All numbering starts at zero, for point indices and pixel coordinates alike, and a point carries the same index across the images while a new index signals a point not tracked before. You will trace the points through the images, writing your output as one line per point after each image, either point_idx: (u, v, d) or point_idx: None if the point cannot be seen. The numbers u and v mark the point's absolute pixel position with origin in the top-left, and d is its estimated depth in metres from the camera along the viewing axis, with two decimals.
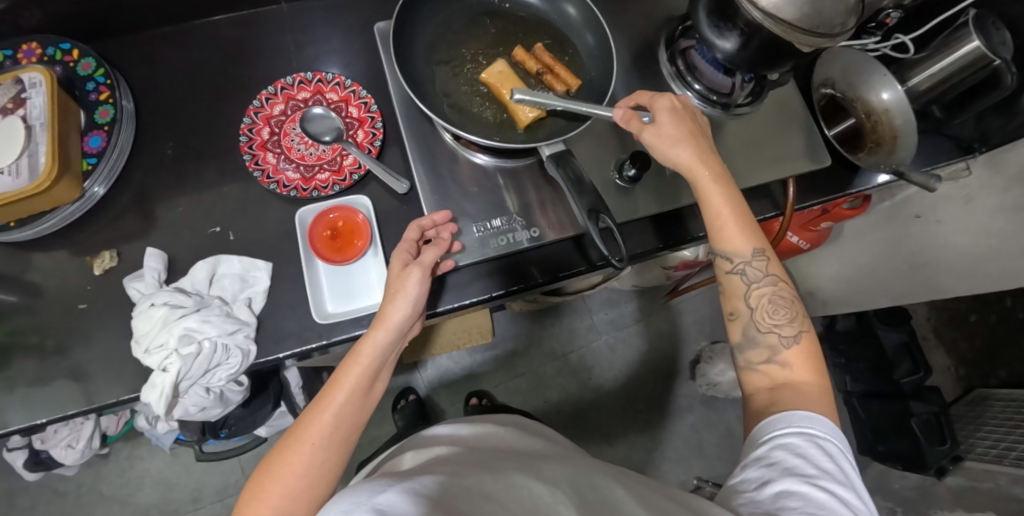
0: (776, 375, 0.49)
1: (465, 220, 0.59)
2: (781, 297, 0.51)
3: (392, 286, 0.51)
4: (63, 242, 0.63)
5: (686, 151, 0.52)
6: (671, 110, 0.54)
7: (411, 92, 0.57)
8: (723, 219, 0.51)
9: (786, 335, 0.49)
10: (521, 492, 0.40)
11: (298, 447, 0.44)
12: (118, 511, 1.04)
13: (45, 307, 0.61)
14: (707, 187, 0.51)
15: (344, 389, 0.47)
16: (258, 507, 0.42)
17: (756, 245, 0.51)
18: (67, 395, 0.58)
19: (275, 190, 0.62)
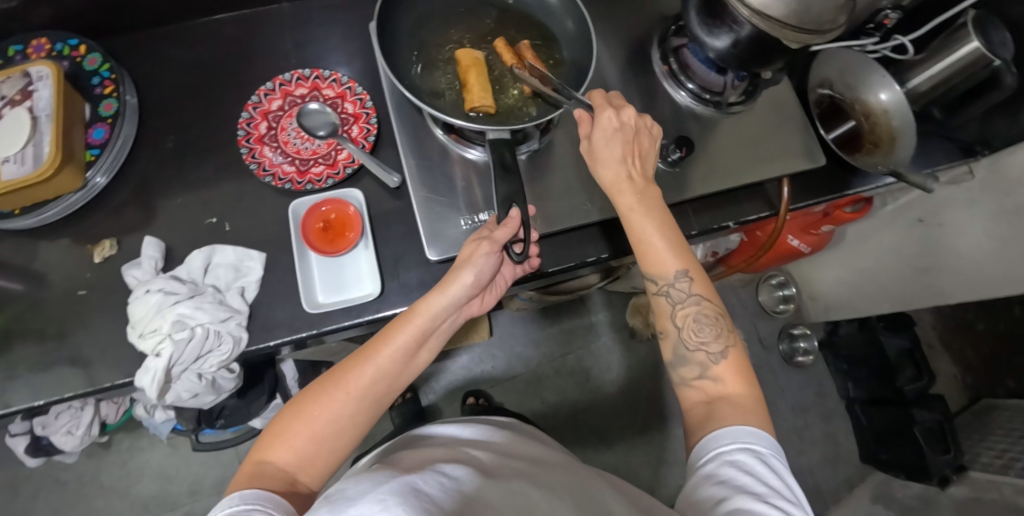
0: (709, 390, 0.49)
1: (455, 214, 0.60)
2: (707, 315, 0.51)
3: (463, 254, 0.52)
4: (65, 231, 0.65)
5: (614, 176, 0.52)
6: (604, 127, 0.52)
7: (397, 83, 0.55)
8: (649, 242, 0.51)
9: (712, 352, 0.50)
10: (519, 497, 0.41)
11: (334, 393, 0.46)
12: (119, 501, 1.05)
13: (48, 293, 0.63)
14: (631, 215, 0.52)
15: (390, 348, 0.48)
16: (285, 443, 0.45)
17: (681, 268, 0.51)
18: (66, 378, 0.60)
19: (270, 182, 0.63)
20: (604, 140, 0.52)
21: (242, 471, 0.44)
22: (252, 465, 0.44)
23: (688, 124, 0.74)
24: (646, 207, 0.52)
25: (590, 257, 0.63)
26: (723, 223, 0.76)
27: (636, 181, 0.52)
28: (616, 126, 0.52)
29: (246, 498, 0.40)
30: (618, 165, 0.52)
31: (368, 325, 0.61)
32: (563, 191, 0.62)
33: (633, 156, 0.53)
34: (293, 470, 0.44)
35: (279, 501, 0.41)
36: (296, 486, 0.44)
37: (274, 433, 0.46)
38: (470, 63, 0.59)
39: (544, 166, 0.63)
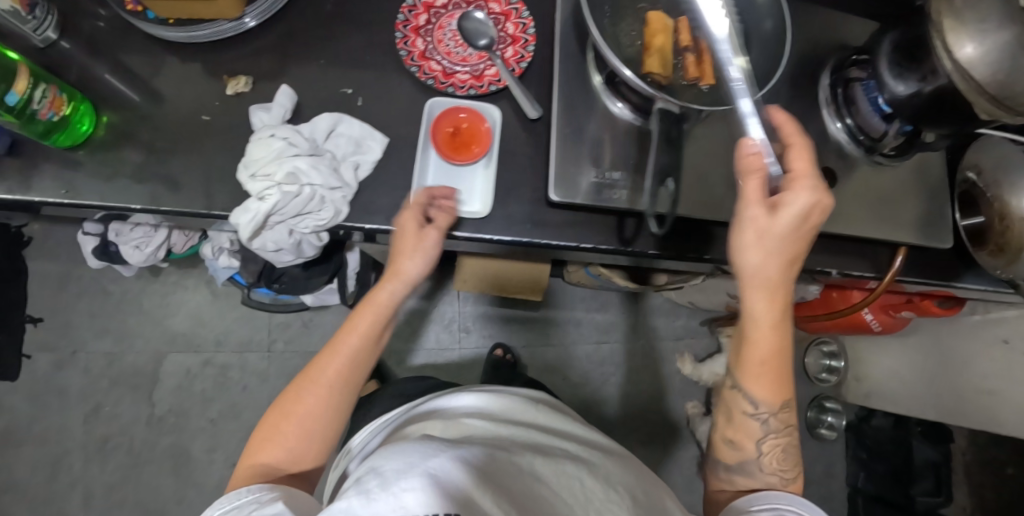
0: (756, 498, 0.55)
1: (583, 164, 0.58)
2: (789, 447, 0.54)
3: (394, 267, 0.54)
4: (208, 57, 0.66)
5: (773, 278, 0.47)
6: (798, 215, 0.45)
7: (584, 8, 0.51)
8: (759, 349, 0.50)
9: (783, 476, 0.54)
10: (579, 489, 0.45)
11: (313, 389, 0.51)
12: (151, 326, 1.12)
13: (175, 109, 0.64)
14: (762, 331, 0.49)
15: (356, 336, 0.52)
16: (276, 441, 0.50)
17: (784, 400, 0.52)
18: (167, 192, 0.61)
19: (414, 73, 0.63)
20: (773, 233, 0.45)
21: (239, 473, 0.48)
22: (248, 470, 0.48)
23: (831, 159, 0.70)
24: (774, 320, 0.49)
25: (696, 253, 0.61)
26: (825, 268, 0.73)
27: (779, 298, 0.48)
28: (809, 216, 0.45)
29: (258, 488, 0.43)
30: (777, 268, 0.47)
31: (463, 241, 0.60)
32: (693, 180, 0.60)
33: (800, 246, 0.47)
34: (289, 465, 0.50)
35: (282, 487, 0.44)
36: (289, 479, 0.49)
37: (266, 431, 0.50)
38: (655, 27, 0.54)
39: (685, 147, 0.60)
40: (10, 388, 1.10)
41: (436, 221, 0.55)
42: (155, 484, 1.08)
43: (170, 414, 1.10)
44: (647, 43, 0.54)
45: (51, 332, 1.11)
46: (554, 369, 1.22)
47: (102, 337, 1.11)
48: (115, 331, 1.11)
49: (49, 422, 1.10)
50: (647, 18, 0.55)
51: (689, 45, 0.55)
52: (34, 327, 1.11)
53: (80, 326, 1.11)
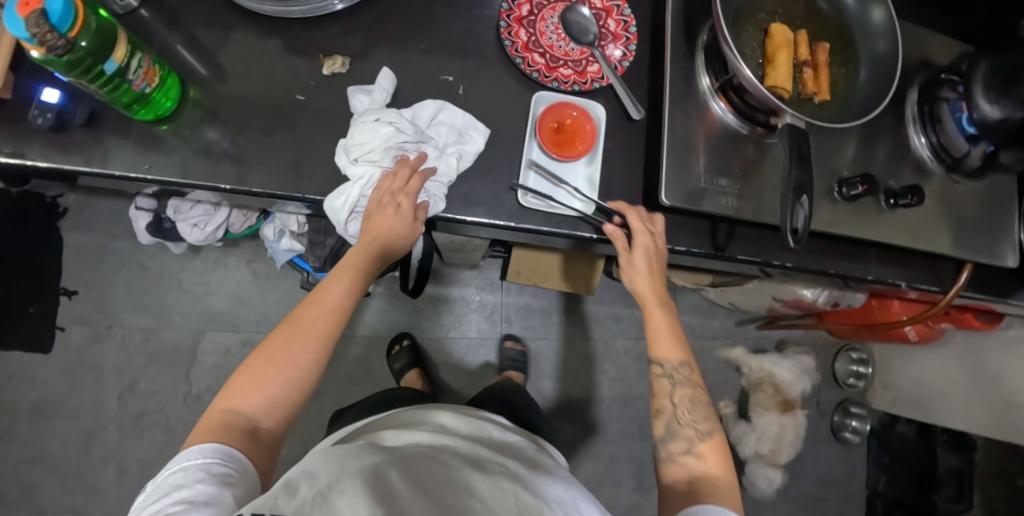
0: (693, 467, 0.51)
1: (688, 169, 0.60)
2: (700, 398, 0.55)
3: (375, 223, 0.53)
4: (301, 33, 0.64)
5: (642, 290, 0.57)
6: (645, 253, 0.57)
7: (719, 18, 0.53)
8: (659, 328, 0.57)
9: (699, 429, 0.53)
10: (509, 496, 0.39)
11: (289, 335, 0.50)
12: (190, 304, 1.10)
13: (266, 87, 0.63)
14: (652, 313, 0.57)
15: (334, 301, 0.52)
16: (252, 388, 0.48)
17: (684, 358, 0.56)
18: (261, 173, 0.61)
19: (518, 65, 0.63)
20: (646, 256, 0.57)
21: (206, 418, 0.46)
22: (219, 411, 0.47)
23: (911, 172, 0.71)
24: (674, 329, 0.57)
25: (777, 258, 0.66)
26: (894, 280, 0.74)
27: (658, 291, 0.57)
28: (653, 249, 0.57)
29: (222, 453, 0.44)
30: (649, 280, 0.57)
31: (560, 237, 0.62)
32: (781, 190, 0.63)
33: (657, 269, 0.58)
34: (256, 418, 0.47)
35: (236, 457, 0.44)
36: (256, 432, 0.47)
37: (241, 383, 0.48)
38: (781, 40, 0.56)
39: (780, 157, 0.62)
40: (44, 360, 1.08)
41: (422, 215, 0.55)
42: None
43: (207, 392, 1.09)
44: (772, 56, 0.56)
45: (85, 306, 1.09)
46: (589, 364, 1.23)
47: (137, 313, 1.10)
48: (152, 308, 1.10)
49: (83, 396, 1.09)
50: (770, 29, 0.57)
51: (809, 58, 0.57)
52: (69, 300, 1.09)
53: (115, 301, 1.09)
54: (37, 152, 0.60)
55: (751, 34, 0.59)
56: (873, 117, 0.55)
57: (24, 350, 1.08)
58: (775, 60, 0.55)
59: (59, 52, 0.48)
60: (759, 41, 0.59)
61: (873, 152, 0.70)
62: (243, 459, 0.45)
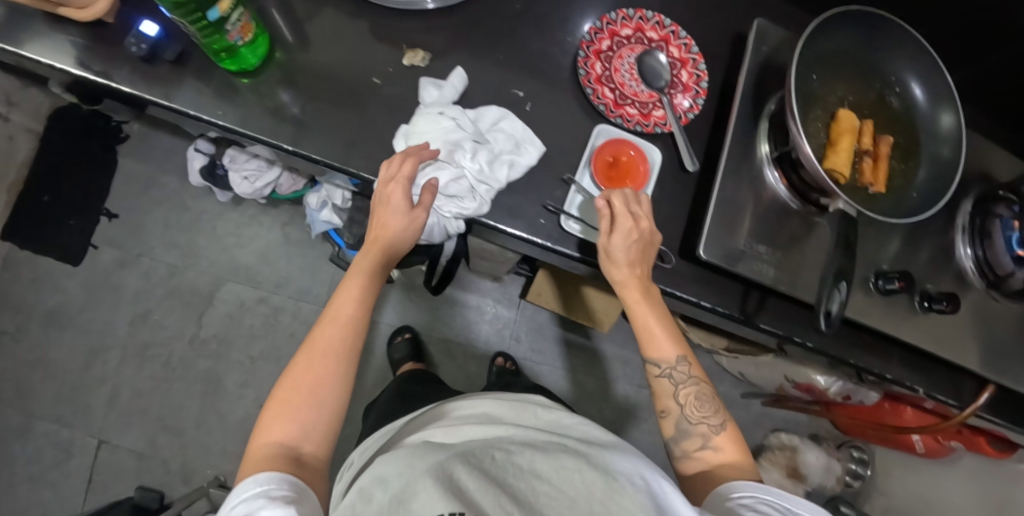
0: (710, 459, 0.55)
1: (730, 230, 0.61)
2: (705, 394, 0.58)
3: (382, 218, 0.56)
4: (390, 21, 0.67)
5: (623, 280, 0.57)
6: (625, 238, 0.56)
7: (792, 97, 0.53)
8: (652, 331, 0.57)
9: (712, 424, 0.56)
10: (574, 478, 0.38)
11: (314, 355, 0.51)
12: (219, 251, 1.13)
13: (346, 65, 0.65)
14: (637, 308, 0.57)
15: (351, 312, 0.54)
16: (287, 420, 0.49)
17: (681, 353, 0.57)
18: (324, 143, 0.63)
19: (587, 94, 0.65)
20: (625, 242, 0.56)
21: (250, 458, 0.46)
22: (261, 450, 0.47)
23: (951, 280, 0.70)
24: (655, 317, 0.57)
25: (795, 335, 0.65)
26: (915, 385, 0.73)
27: (643, 281, 0.57)
28: (633, 227, 0.56)
29: (284, 482, 0.44)
30: (629, 269, 0.57)
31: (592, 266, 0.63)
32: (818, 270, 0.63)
33: (642, 253, 0.57)
34: (298, 444, 0.48)
35: (295, 483, 0.44)
36: (302, 460, 0.48)
37: (275, 414, 0.49)
38: (846, 125, 0.56)
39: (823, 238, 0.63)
40: (71, 272, 1.12)
41: (422, 201, 0.57)
42: (182, 402, 1.11)
43: (215, 339, 1.12)
44: (834, 139, 0.56)
45: (122, 230, 1.13)
46: (587, 399, 1.23)
47: (168, 249, 1.13)
48: (182, 246, 1.13)
49: (97, 315, 1.12)
50: (837, 112, 0.57)
51: (871, 149, 0.57)
52: (109, 221, 1.13)
53: (150, 233, 1.13)
54: (122, 77, 0.64)
55: (817, 116, 0.59)
56: (924, 219, 0.55)
57: (56, 259, 1.12)
58: (837, 143, 0.56)
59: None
60: (823, 123, 0.59)
61: (917, 252, 0.70)
62: (302, 489, 0.45)
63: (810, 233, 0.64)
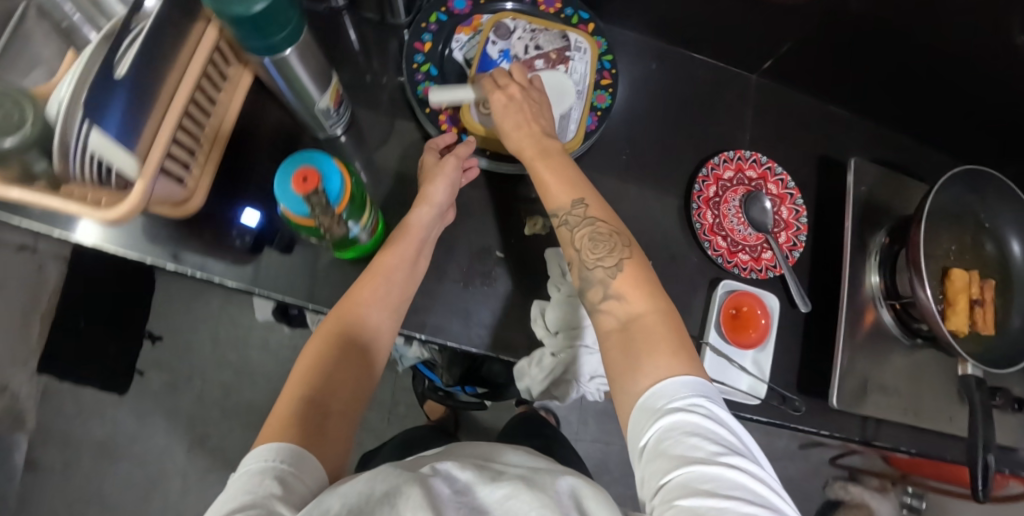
0: (618, 312, 0.48)
1: (851, 369, 0.65)
2: (602, 233, 0.52)
3: (425, 193, 0.57)
4: (501, 184, 0.66)
5: (517, 139, 0.56)
6: (520, 97, 0.57)
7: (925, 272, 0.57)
8: (552, 182, 0.55)
9: (608, 268, 0.50)
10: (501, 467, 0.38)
11: (332, 332, 0.50)
12: (276, 365, 1.10)
13: (463, 235, 0.63)
14: (546, 171, 0.55)
15: (339, 318, 0.51)
16: (288, 401, 0.45)
17: (580, 199, 0.53)
18: (453, 326, 0.60)
19: (704, 247, 0.67)
20: (510, 108, 0.56)
21: (273, 414, 0.44)
22: (284, 403, 0.45)
23: None
24: (563, 165, 0.56)
25: (912, 449, 0.68)
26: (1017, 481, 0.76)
27: (540, 138, 0.56)
28: (519, 93, 0.57)
29: (275, 453, 0.40)
30: (524, 128, 0.56)
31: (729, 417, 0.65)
32: (933, 398, 0.66)
33: (533, 121, 0.56)
34: (322, 400, 0.46)
35: (287, 448, 0.40)
36: (326, 419, 0.45)
37: (306, 368, 0.48)
38: (962, 285, 0.61)
39: (934, 366, 0.67)
40: (117, 402, 1.07)
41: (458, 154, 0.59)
42: None
43: None
44: (953, 297, 0.61)
45: (168, 352, 1.08)
46: None
47: (220, 368, 1.09)
48: (234, 364, 1.09)
49: (149, 446, 1.06)
50: (948, 271, 0.62)
51: (981, 298, 0.62)
52: (153, 344, 1.09)
53: (201, 352, 1.09)
54: (223, 270, 0.60)
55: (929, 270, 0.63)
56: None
57: (100, 389, 1.06)
58: (956, 302, 0.60)
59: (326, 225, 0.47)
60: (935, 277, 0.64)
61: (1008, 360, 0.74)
62: (296, 448, 0.41)
63: (914, 358, 0.67)
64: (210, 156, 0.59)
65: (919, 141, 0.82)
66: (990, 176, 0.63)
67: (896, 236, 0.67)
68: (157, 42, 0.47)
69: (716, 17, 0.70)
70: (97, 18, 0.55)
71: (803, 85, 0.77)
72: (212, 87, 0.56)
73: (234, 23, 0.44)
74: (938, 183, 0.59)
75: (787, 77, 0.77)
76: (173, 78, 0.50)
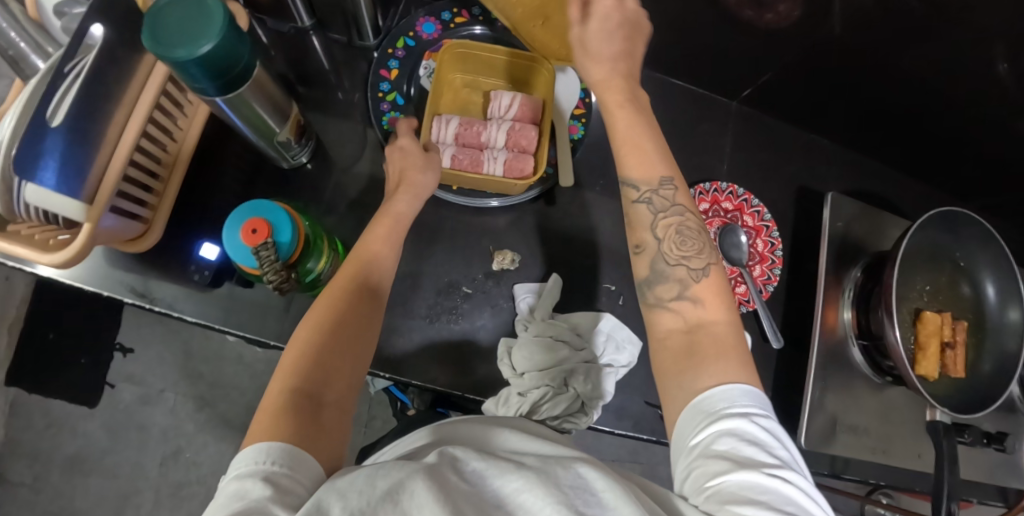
0: (687, 314, 0.43)
1: (823, 407, 0.64)
2: (689, 227, 0.46)
3: (407, 177, 0.54)
4: (472, 216, 0.65)
5: (608, 76, 0.49)
6: (610, 34, 0.49)
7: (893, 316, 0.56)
8: (641, 138, 0.48)
9: (693, 268, 0.45)
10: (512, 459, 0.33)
11: (308, 317, 0.43)
12: (251, 379, 1.09)
13: (431, 271, 0.62)
14: (639, 136, 0.48)
15: (330, 292, 0.46)
16: (274, 400, 0.38)
17: (668, 174, 0.47)
18: (418, 361, 0.59)
19: None
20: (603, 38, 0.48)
21: (261, 415, 0.37)
22: (272, 395, 0.38)
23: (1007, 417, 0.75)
24: (643, 119, 0.49)
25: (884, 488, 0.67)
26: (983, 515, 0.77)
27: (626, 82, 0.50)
28: (613, 14, 0.48)
29: (269, 453, 0.33)
30: (610, 65, 0.49)
31: None
32: (902, 436, 0.66)
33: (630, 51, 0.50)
34: (315, 389, 0.39)
35: (280, 447, 0.34)
36: (323, 409, 0.38)
37: (292, 357, 0.41)
38: (932, 329, 0.61)
39: (904, 403, 0.67)
40: (87, 414, 1.04)
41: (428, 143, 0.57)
42: None
43: None
44: (926, 341, 0.60)
45: (140, 365, 1.07)
46: None
47: (194, 382, 1.08)
48: (208, 377, 1.08)
49: (117, 460, 1.04)
50: (919, 313, 0.62)
51: (952, 341, 0.61)
52: (124, 356, 1.06)
53: (174, 365, 1.08)
54: (184, 305, 0.59)
55: (902, 315, 0.63)
56: (992, 409, 0.61)
57: (69, 400, 1.04)
58: (928, 347, 0.60)
59: (272, 278, 0.45)
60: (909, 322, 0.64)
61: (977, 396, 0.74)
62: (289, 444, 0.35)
63: (885, 396, 0.67)
64: (168, 188, 0.57)
65: (901, 170, 0.81)
66: (969, 216, 0.62)
67: (870, 271, 0.66)
68: (98, 84, 0.45)
69: (694, 48, 0.70)
70: (46, 47, 0.53)
71: (783, 113, 0.76)
72: (165, 118, 0.54)
73: (180, 67, 0.42)
74: (914, 227, 0.58)
75: (767, 105, 0.76)
76: (119, 118, 0.48)
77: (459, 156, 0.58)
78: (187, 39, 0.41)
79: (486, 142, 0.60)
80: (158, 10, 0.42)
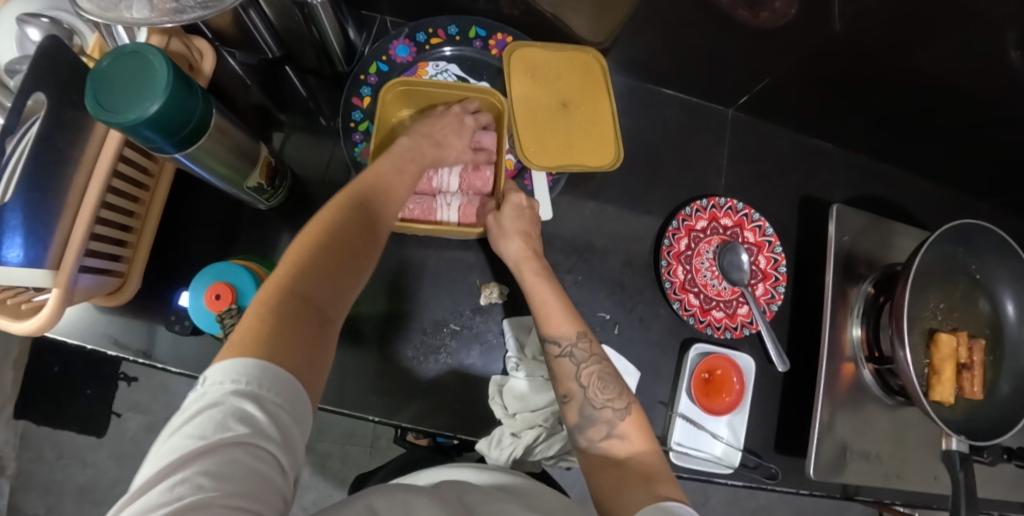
0: (613, 450, 0.45)
1: (834, 432, 0.61)
2: (609, 373, 0.49)
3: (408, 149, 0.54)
4: (458, 248, 0.62)
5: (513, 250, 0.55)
6: (517, 210, 0.57)
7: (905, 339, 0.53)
8: (548, 305, 0.52)
9: (617, 409, 0.47)
10: None
11: (317, 231, 0.42)
12: None
13: (417, 309, 0.60)
14: (540, 290, 0.54)
15: (335, 209, 0.44)
16: (264, 304, 0.36)
17: (581, 329, 0.51)
18: (406, 404, 0.57)
19: (675, 307, 0.63)
20: (515, 222, 0.56)
21: (251, 314, 0.35)
22: (267, 295, 0.37)
23: None
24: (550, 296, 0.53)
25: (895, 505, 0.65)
26: None
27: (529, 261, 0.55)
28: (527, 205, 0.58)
29: (244, 374, 0.32)
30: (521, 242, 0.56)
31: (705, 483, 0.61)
32: (917, 458, 0.63)
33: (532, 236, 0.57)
34: (318, 302, 0.39)
35: (258, 365, 0.32)
36: (313, 323, 0.37)
37: (292, 261, 0.40)
38: (948, 353, 0.57)
39: (918, 423, 0.64)
40: (95, 444, 1.05)
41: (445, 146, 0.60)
42: None
43: None
44: (942, 364, 0.57)
45: (145, 393, 1.07)
46: None
47: None
48: None
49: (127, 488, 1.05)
50: (933, 334, 0.59)
51: (968, 362, 0.58)
52: (128, 385, 1.07)
53: (177, 393, 1.08)
54: (166, 355, 0.57)
55: (915, 336, 0.60)
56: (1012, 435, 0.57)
57: (77, 431, 1.05)
58: (943, 371, 0.57)
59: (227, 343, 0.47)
60: (922, 343, 0.60)
61: None
62: (292, 383, 0.33)
63: (898, 415, 0.63)
64: (142, 238, 0.56)
65: (913, 173, 0.76)
66: (984, 229, 0.58)
67: (881, 287, 0.63)
68: (48, 148, 0.43)
69: (685, 59, 0.66)
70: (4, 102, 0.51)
71: (786, 119, 0.72)
72: (131, 169, 0.52)
73: (131, 130, 0.40)
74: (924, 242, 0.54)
75: (766, 111, 0.72)
76: (80, 180, 0.46)
77: (412, 207, 0.58)
78: (134, 102, 0.39)
79: (438, 187, 0.61)
80: (100, 73, 0.40)
